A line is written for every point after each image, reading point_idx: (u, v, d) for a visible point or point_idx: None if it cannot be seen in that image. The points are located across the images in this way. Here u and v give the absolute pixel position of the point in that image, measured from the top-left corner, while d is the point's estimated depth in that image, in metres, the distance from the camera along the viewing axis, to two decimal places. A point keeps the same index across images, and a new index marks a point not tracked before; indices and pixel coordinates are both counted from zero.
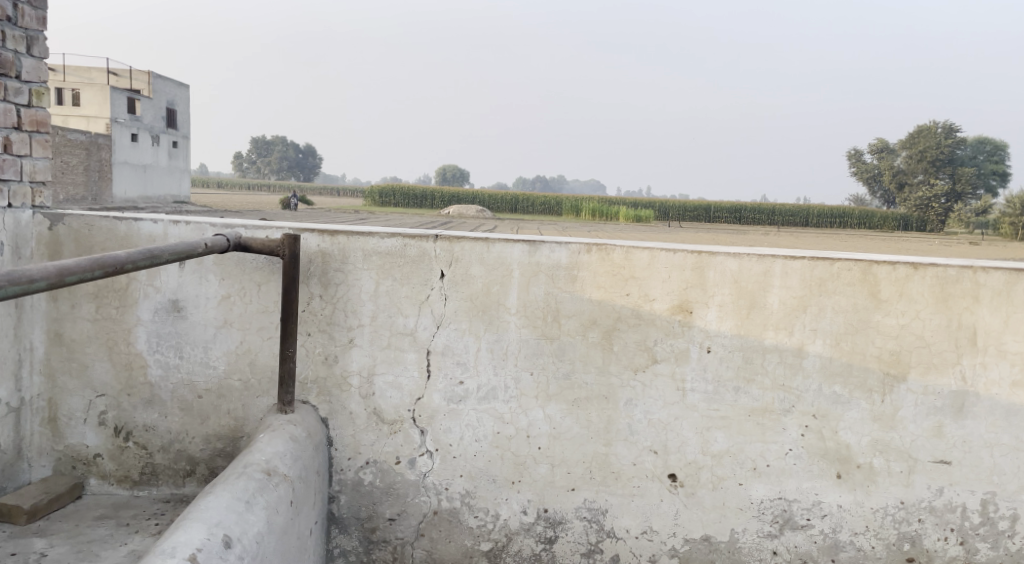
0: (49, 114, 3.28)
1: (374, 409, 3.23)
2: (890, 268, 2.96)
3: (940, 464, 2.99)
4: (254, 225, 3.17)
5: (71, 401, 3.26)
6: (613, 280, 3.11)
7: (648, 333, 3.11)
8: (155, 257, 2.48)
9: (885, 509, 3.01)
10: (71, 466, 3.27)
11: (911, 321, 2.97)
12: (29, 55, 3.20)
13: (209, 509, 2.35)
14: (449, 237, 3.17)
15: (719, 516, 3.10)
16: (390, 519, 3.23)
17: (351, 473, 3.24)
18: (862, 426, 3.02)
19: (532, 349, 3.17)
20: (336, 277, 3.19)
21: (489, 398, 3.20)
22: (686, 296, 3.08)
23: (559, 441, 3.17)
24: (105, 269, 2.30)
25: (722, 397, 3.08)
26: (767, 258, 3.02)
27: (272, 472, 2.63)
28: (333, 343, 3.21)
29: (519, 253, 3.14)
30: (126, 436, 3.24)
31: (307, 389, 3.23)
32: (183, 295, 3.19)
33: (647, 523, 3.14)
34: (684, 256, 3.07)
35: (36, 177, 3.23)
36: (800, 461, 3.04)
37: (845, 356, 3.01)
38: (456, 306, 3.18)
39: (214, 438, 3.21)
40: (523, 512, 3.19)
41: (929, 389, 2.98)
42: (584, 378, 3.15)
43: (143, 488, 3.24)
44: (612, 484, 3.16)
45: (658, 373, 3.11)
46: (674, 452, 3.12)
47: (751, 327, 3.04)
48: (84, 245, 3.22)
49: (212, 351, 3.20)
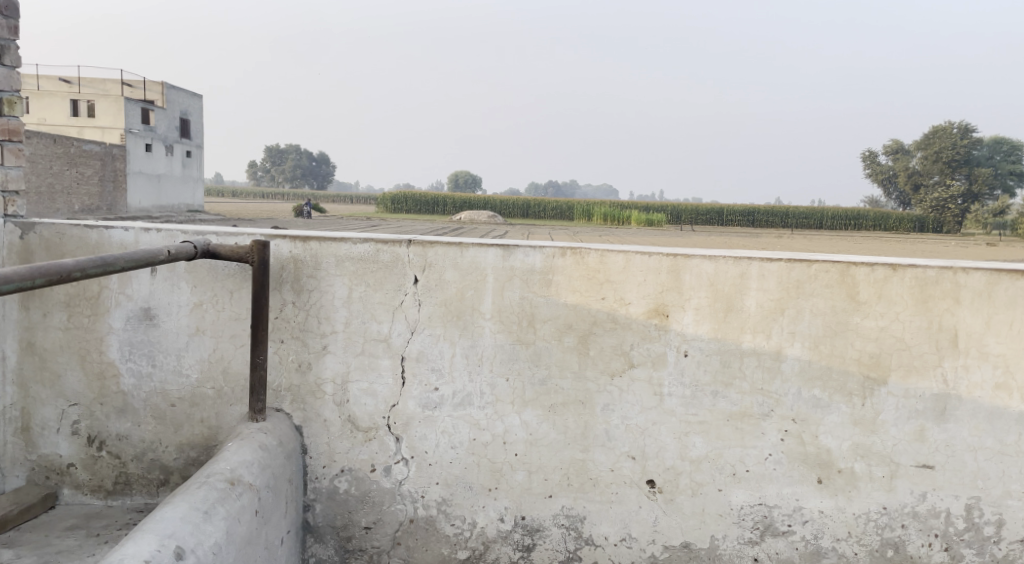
0: (21, 122, 3.27)
1: (349, 416, 3.18)
2: (869, 270, 2.89)
3: (923, 468, 2.92)
4: (225, 231, 3.14)
5: (44, 411, 3.23)
6: (588, 284, 3.06)
7: (624, 337, 3.05)
8: (109, 265, 2.47)
9: (867, 515, 2.94)
10: (45, 476, 3.24)
11: (891, 323, 2.90)
12: (1, 64, 3.18)
13: (164, 520, 2.32)
14: (422, 242, 3.13)
15: (698, 523, 3.04)
16: (366, 528, 3.18)
17: (326, 482, 3.20)
18: (843, 430, 2.95)
19: (508, 355, 3.12)
20: (308, 283, 3.15)
21: (464, 404, 3.15)
22: (662, 299, 3.02)
23: (535, 447, 3.12)
24: (51, 277, 2.29)
25: (700, 401, 3.02)
26: (743, 261, 2.96)
27: (235, 481, 2.59)
28: (307, 349, 3.17)
29: (493, 257, 3.09)
30: (100, 445, 3.21)
31: (281, 397, 3.19)
32: (155, 303, 3.16)
33: (626, 530, 3.08)
34: (659, 259, 3.01)
35: (8, 186, 3.22)
36: (780, 467, 2.98)
37: (824, 360, 2.94)
38: (430, 312, 3.14)
39: (187, 447, 3.17)
40: (500, 520, 3.14)
41: (910, 393, 2.91)
42: (560, 384, 3.09)
43: (117, 498, 3.21)
44: (590, 491, 3.10)
45: (635, 378, 3.06)
46: (652, 457, 3.07)
47: (728, 330, 2.98)
48: (56, 253, 3.20)
49: (184, 359, 3.17)
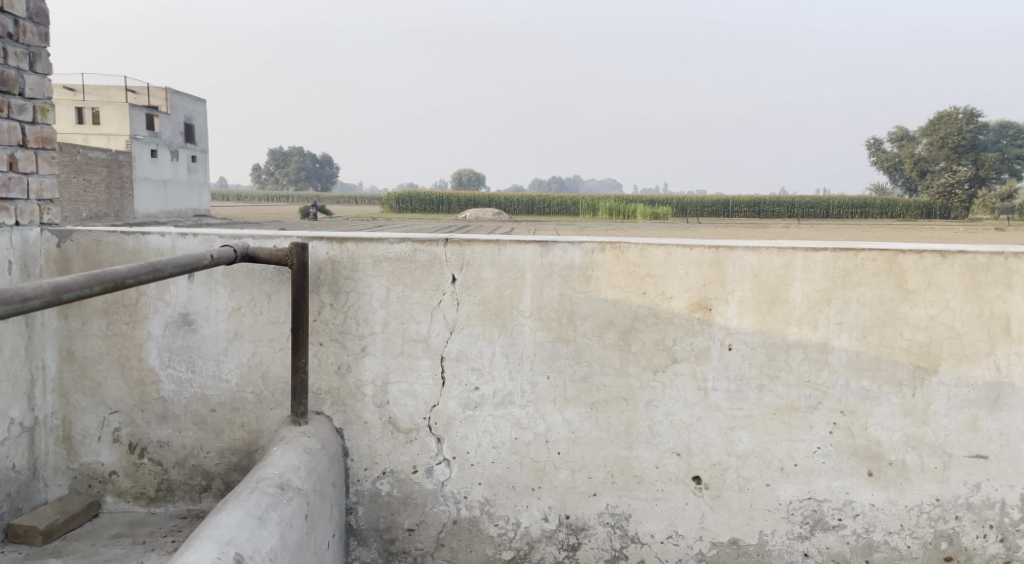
0: (54, 130, 3.24)
1: (389, 418, 3.16)
2: (916, 257, 2.85)
3: (976, 458, 2.89)
4: (262, 234, 3.12)
5: (85, 419, 3.22)
6: (629, 279, 3.02)
7: (666, 332, 3.02)
8: (159, 271, 2.44)
9: (920, 507, 2.91)
10: (87, 485, 3.22)
11: (941, 311, 2.86)
12: (33, 72, 3.16)
13: (221, 526, 2.30)
14: (460, 241, 3.10)
15: (746, 518, 3.01)
16: (409, 530, 3.16)
17: (368, 484, 3.17)
18: (893, 421, 2.91)
19: (548, 352, 3.08)
20: (346, 285, 3.12)
21: (505, 403, 3.12)
22: (705, 293, 2.98)
23: (578, 446, 3.09)
24: (105, 285, 2.26)
25: (745, 395, 2.99)
26: (787, 252, 2.92)
27: (285, 486, 2.58)
28: (345, 351, 3.15)
29: (531, 254, 3.06)
30: (141, 452, 3.20)
31: (321, 400, 3.16)
32: (193, 308, 3.14)
33: (672, 527, 3.05)
34: (701, 252, 2.97)
35: (43, 195, 3.20)
36: (829, 460, 2.94)
37: (872, 350, 2.91)
38: (469, 310, 3.11)
39: (229, 452, 3.16)
40: (544, 519, 3.11)
41: (962, 381, 2.87)
42: (602, 380, 3.06)
43: (159, 505, 3.20)
44: (635, 489, 3.07)
45: (679, 372, 3.02)
46: (697, 453, 3.03)
47: (773, 322, 2.95)
48: (93, 261, 3.19)
49: (224, 364, 3.15)
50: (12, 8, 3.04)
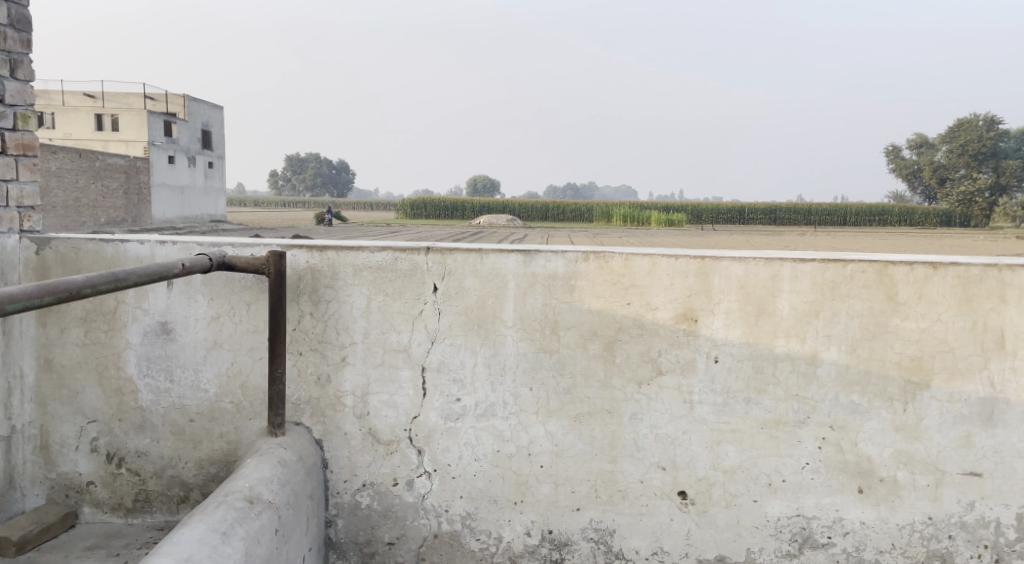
0: (36, 137, 3.22)
1: (369, 429, 3.10)
2: (908, 269, 2.77)
3: (970, 476, 2.79)
4: (242, 242, 3.08)
5: (63, 428, 3.18)
6: (613, 289, 2.95)
7: (651, 343, 2.94)
8: (120, 280, 2.41)
9: (912, 525, 2.82)
10: (65, 495, 3.18)
11: (933, 324, 2.77)
12: (14, 79, 3.14)
13: (181, 542, 2.26)
14: (441, 249, 3.04)
15: (733, 535, 2.92)
16: (389, 544, 3.09)
17: (347, 496, 3.11)
18: (884, 437, 2.82)
19: (531, 363, 3.02)
20: (326, 294, 3.07)
21: (487, 415, 3.06)
22: (690, 304, 2.91)
23: (561, 459, 3.02)
24: (59, 295, 2.23)
25: (732, 409, 2.91)
26: (775, 262, 2.85)
27: (255, 499, 2.52)
28: (325, 361, 3.09)
29: (514, 263, 3.00)
30: (119, 462, 3.15)
31: (300, 410, 3.11)
32: (172, 317, 3.10)
33: (658, 543, 2.97)
34: (686, 262, 2.90)
35: (23, 202, 3.17)
36: (818, 476, 2.86)
37: (863, 364, 2.82)
38: (450, 320, 3.05)
39: (207, 463, 3.11)
40: (527, 534, 3.04)
41: (955, 397, 2.78)
42: (586, 392, 2.99)
43: (137, 516, 3.15)
44: (619, 503, 3.00)
45: (664, 385, 2.95)
46: (683, 468, 2.95)
47: (760, 334, 2.87)
48: (72, 269, 3.15)
49: (202, 374, 3.10)
50: None
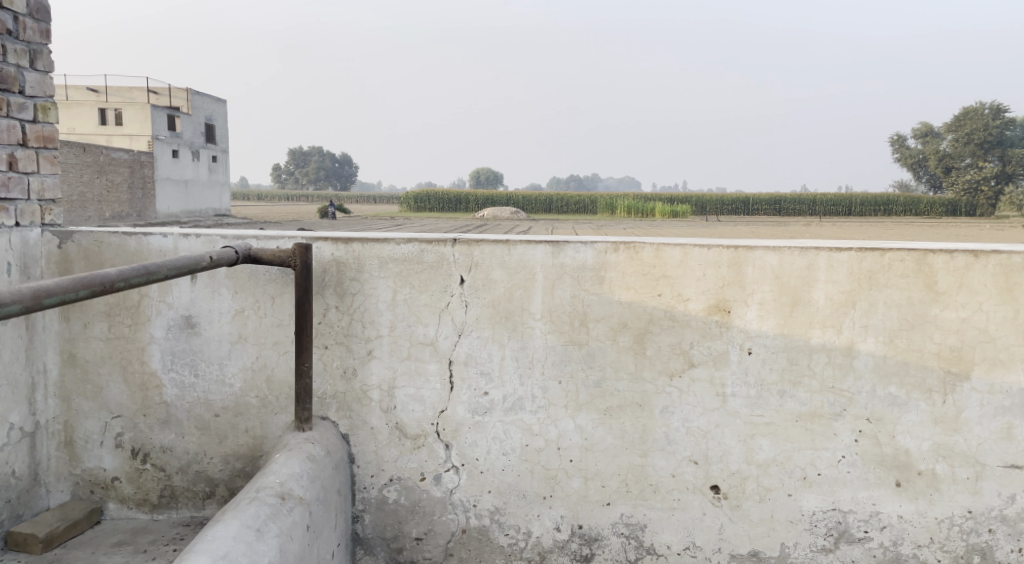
0: (56, 129, 3.16)
1: (396, 424, 3.06)
2: (947, 258, 2.72)
3: (1011, 469, 2.75)
4: (265, 235, 3.03)
5: (87, 424, 3.14)
6: (644, 280, 2.90)
7: (683, 335, 2.89)
8: (152, 273, 2.37)
9: (951, 519, 2.77)
10: (89, 491, 3.15)
11: (973, 314, 2.73)
12: (34, 69, 3.08)
13: (216, 539, 2.22)
14: (468, 241, 2.99)
15: (768, 530, 2.88)
16: (417, 539, 3.05)
17: (374, 492, 3.07)
18: (922, 429, 2.78)
19: (560, 356, 2.97)
20: (352, 286, 3.02)
21: (516, 409, 3.01)
22: (723, 295, 2.86)
23: (591, 453, 2.97)
24: (94, 289, 2.19)
25: (766, 402, 2.86)
26: (810, 251, 2.79)
27: (286, 495, 2.48)
28: (351, 355, 3.05)
29: (542, 254, 2.95)
30: (144, 458, 3.12)
31: (326, 404, 3.07)
32: (196, 311, 3.06)
33: (690, 538, 2.92)
34: (719, 252, 2.85)
35: (44, 195, 3.12)
36: (855, 469, 2.81)
37: (901, 355, 2.77)
38: (478, 313, 3.00)
39: (232, 458, 3.07)
40: (556, 529, 3.00)
41: (996, 388, 2.73)
42: (616, 385, 2.95)
43: (162, 512, 3.11)
44: (650, 498, 2.95)
45: (696, 377, 2.90)
46: (716, 461, 2.91)
47: (795, 325, 2.82)
48: (95, 263, 3.11)
49: (227, 368, 3.06)
50: (11, 4, 2.96)
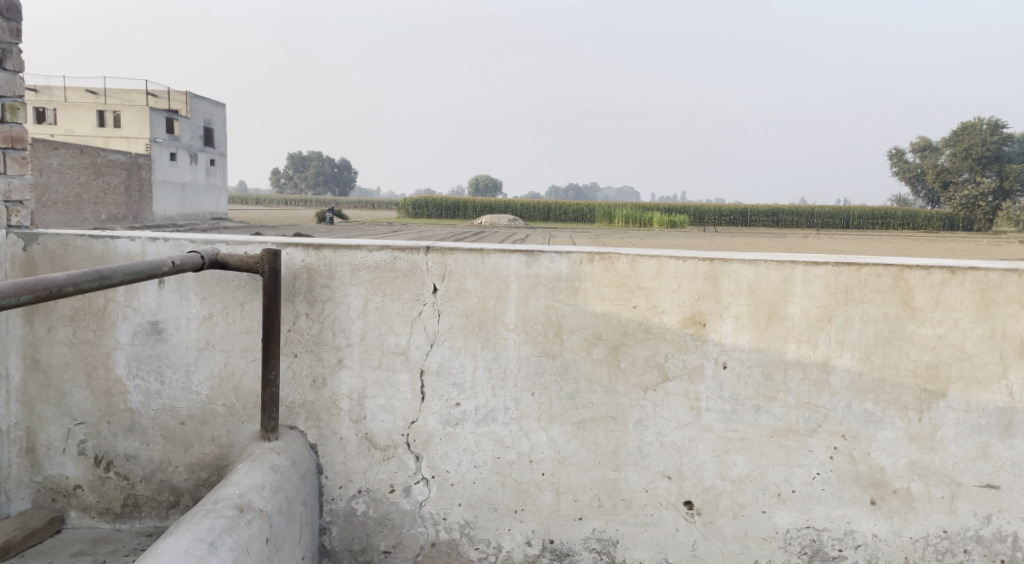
0: (25, 129, 3.11)
1: (366, 434, 3.00)
2: (924, 273, 2.68)
3: (987, 488, 2.70)
4: (236, 240, 2.98)
5: (50, 430, 3.08)
6: (618, 291, 2.86)
7: (657, 348, 2.85)
8: (105, 278, 2.32)
9: (926, 539, 2.73)
10: (51, 499, 3.09)
11: (949, 331, 2.69)
12: (3, 69, 3.03)
13: (167, 553, 2.17)
14: (441, 249, 2.94)
15: (741, 547, 2.83)
16: (385, 552, 3.00)
17: (343, 503, 3.02)
18: (898, 447, 2.73)
19: (533, 367, 2.92)
20: (322, 294, 2.97)
21: (487, 421, 2.96)
22: (698, 307, 2.82)
23: (564, 466, 2.92)
24: (37, 294, 2.14)
25: (741, 417, 2.82)
26: (786, 265, 2.75)
27: (244, 507, 2.43)
28: (321, 363, 3.00)
29: (516, 264, 2.91)
30: (107, 466, 3.06)
31: (295, 414, 3.01)
32: (163, 316, 3.01)
33: (662, 555, 2.87)
34: (695, 264, 2.81)
35: (11, 196, 3.07)
36: (830, 487, 2.76)
37: (877, 371, 2.73)
38: (450, 323, 2.96)
39: (197, 467, 3.02)
40: (527, 544, 2.95)
41: (972, 406, 2.69)
42: (589, 398, 2.90)
43: (125, 521, 3.06)
44: (623, 513, 2.90)
45: (670, 391, 2.85)
46: (689, 477, 2.86)
47: (771, 340, 2.78)
48: (60, 266, 3.06)
49: (194, 375, 3.01)
50: None
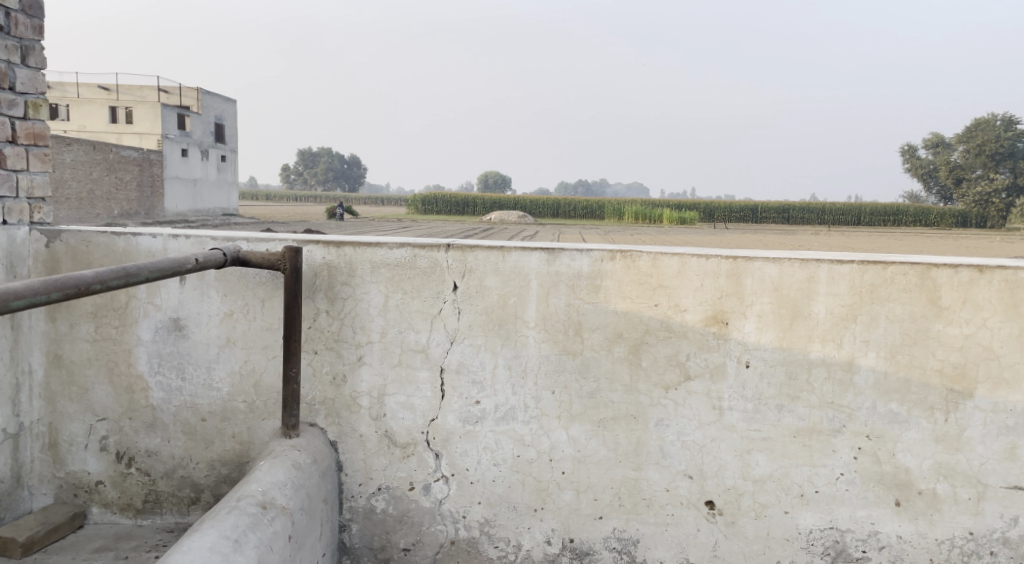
0: (47, 126, 3.11)
1: (386, 432, 3.00)
2: (951, 272, 2.65)
3: (1013, 490, 2.67)
4: (257, 237, 2.98)
5: (72, 426, 3.09)
6: (640, 290, 2.84)
7: (679, 347, 2.83)
8: (132, 275, 2.32)
9: (952, 540, 2.70)
10: (73, 494, 3.10)
11: (977, 331, 2.66)
12: (25, 66, 3.03)
13: (192, 550, 2.17)
14: (462, 247, 2.93)
15: (763, 547, 2.81)
16: (405, 550, 2.99)
17: (362, 500, 3.01)
18: (923, 448, 2.70)
19: (554, 366, 2.91)
20: (343, 291, 2.97)
21: (507, 419, 2.95)
22: (720, 306, 2.80)
23: (584, 465, 2.91)
24: (67, 291, 2.15)
25: (763, 416, 2.80)
26: (811, 263, 2.73)
27: (267, 504, 2.43)
28: (341, 361, 2.99)
29: (537, 262, 2.89)
30: (129, 461, 3.06)
31: (315, 411, 3.01)
32: (184, 313, 3.01)
33: (683, 555, 2.86)
34: (718, 262, 2.79)
35: (34, 193, 3.07)
36: (853, 487, 2.74)
37: (902, 371, 2.70)
38: (470, 320, 2.94)
39: (218, 464, 3.02)
40: (547, 542, 2.94)
41: (999, 407, 2.66)
42: (610, 397, 2.88)
43: (146, 517, 3.06)
44: (644, 512, 2.88)
45: (692, 390, 2.83)
46: (711, 476, 2.84)
47: (795, 339, 2.75)
48: (83, 263, 3.06)
49: (215, 372, 3.01)
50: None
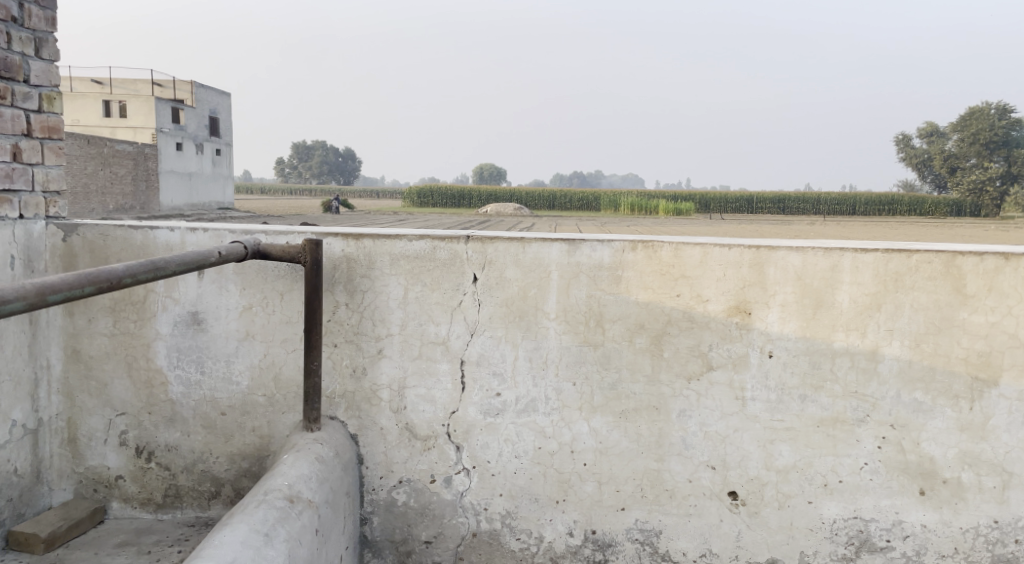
0: (62, 119, 3.08)
1: (406, 424, 2.99)
2: (977, 260, 2.64)
3: None
4: (275, 230, 2.96)
5: (91, 421, 3.07)
6: (662, 280, 2.83)
7: (702, 337, 2.82)
8: (160, 268, 2.31)
9: (977, 529, 2.70)
10: (93, 489, 3.08)
11: (1002, 319, 2.65)
12: (39, 58, 3.00)
13: (224, 544, 2.16)
14: (481, 238, 2.92)
15: (786, 537, 2.81)
16: (426, 542, 2.98)
17: (383, 493, 3.00)
18: (947, 437, 2.71)
19: (575, 357, 2.90)
20: (362, 284, 2.95)
21: (528, 411, 2.94)
22: (743, 296, 2.79)
23: (606, 457, 2.90)
24: (100, 285, 2.14)
25: (786, 406, 2.79)
26: (834, 252, 2.72)
27: (294, 498, 2.42)
28: (361, 353, 2.98)
29: (557, 253, 2.88)
30: (148, 456, 3.05)
31: (335, 404, 3.00)
32: (202, 307, 2.99)
33: (706, 545, 2.85)
34: (740, 252, 2.77)
35: (49, 186, 3.04)
36: (877, 477, 2.74)
37: (927, 360, 2.70)
38: (491, 312, 2.93)
39: (238, 458, 3.01)
40: (569, 534, 2.93)
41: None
42: (632, 388, 2.88)
43: (167, 512, 3.05)
44: (666, 503, 2.88)
45: (715, 381, 2.83)
46: (734, 467, 2.84)
47: (818, 328, 2.75)
48: (100, 257, 3.04)
49: (234, 366, 2.99)
50: None
